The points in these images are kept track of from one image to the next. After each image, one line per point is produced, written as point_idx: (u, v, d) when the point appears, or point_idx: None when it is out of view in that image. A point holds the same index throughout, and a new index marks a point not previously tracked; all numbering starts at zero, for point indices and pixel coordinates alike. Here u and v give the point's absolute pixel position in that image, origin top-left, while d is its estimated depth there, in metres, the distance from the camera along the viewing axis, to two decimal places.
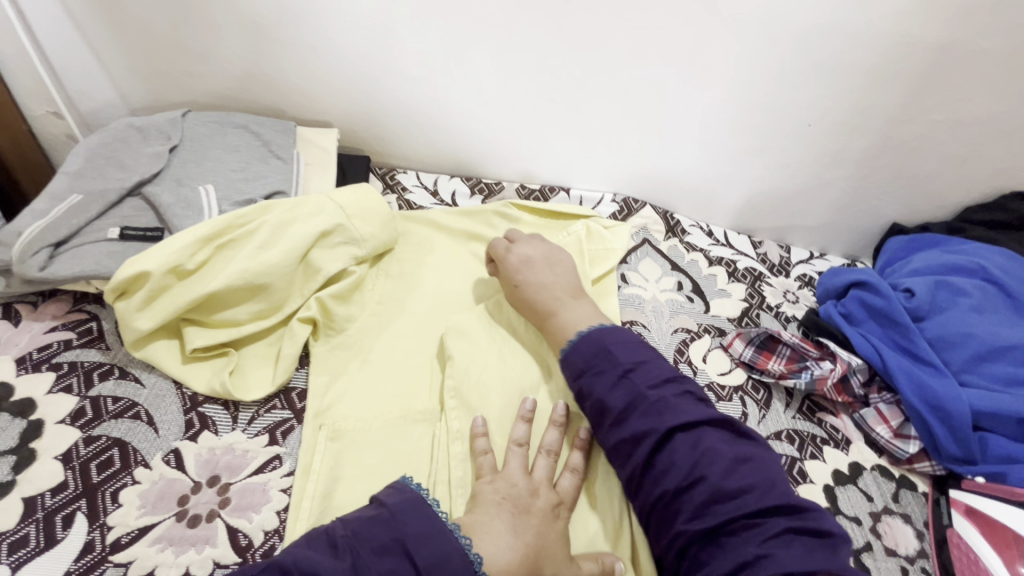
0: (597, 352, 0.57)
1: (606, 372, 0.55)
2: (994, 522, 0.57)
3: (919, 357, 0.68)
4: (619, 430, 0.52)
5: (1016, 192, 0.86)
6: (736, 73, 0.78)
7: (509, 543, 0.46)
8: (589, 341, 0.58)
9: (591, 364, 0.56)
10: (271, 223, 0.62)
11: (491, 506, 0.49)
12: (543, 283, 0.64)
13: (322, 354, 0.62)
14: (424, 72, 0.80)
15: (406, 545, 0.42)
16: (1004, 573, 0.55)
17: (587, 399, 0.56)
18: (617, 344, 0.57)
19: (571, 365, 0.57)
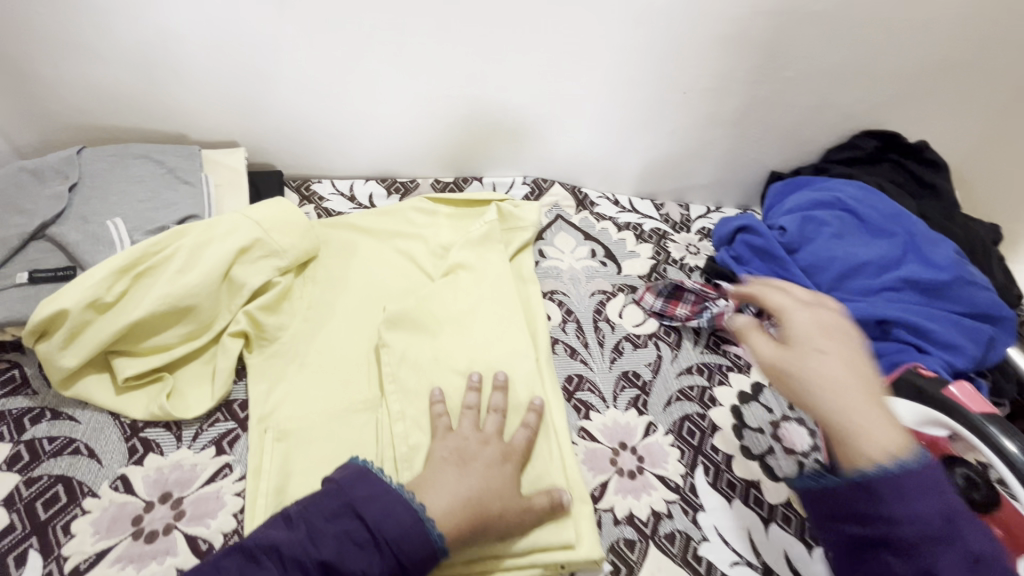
0: (933, 505, 0.41)
1: (932, 525, 0.40)
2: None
3: (796, 283, 0.78)
4: (909, 566, 0.40)
5: (863, 131, 0.99)
6: (613, 51, 0.85)
7: (452, 488, 0.50)
8: (920, 478, 0.41)
9: (914, 502, 0.41)
10: (188, 246, 0.64)
11: (438, 463, 0.53)
12: (828, 381, 0.46)
13: (258, 363, 0.65)
14: (323, 82, 0.83)
15: (355, 509, 0.46)
16: None
17: (867, 526, 0.42)
18: (945, 497, 0.41)
19: (879, 500, 0.42)
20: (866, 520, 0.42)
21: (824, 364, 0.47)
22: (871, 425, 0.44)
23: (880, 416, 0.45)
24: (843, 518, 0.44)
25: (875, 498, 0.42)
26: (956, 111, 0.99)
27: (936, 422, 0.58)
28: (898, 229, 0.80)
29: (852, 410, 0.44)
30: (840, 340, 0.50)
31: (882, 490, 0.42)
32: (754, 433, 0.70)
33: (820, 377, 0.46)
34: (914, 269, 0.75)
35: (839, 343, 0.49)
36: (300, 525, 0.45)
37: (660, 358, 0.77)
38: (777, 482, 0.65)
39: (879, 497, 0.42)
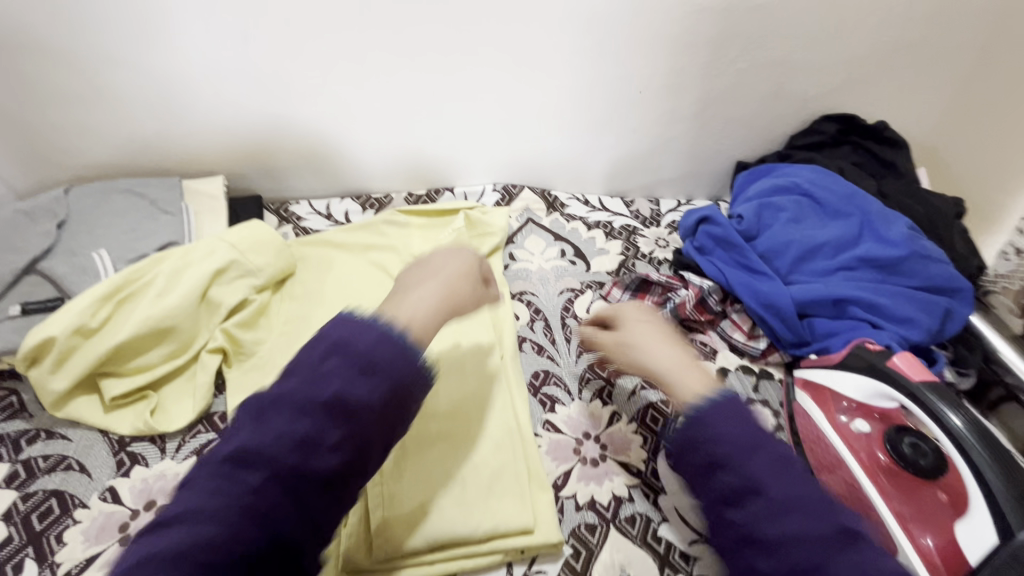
0: (749, 433, 0.43)
1: (769, 453, 0.42)
2: (821, 384, 0.67)
3: (755, 269, 0.80)
4: (776, 521, 0.39)
5: (823, 115, 1.01)
6: (567, 58, 0.89)
7: (425, 301, 0.49)
8: (726, 408, 0.45)
9: (748, 438, 0.43)
10: (166, 271, 0.68)
11: (409, 284, 0.52)
12: (651, 360, 0.55)
13: (237, 377, 0.69)
14: (294, 108, 0.88)
15: (346, 344, 0.41)
16: (829, 424, 0.64)
17: (726, 472, 0.42)
18: (751, 423, 0.44)
19: (714, 430, 0.44)
20: (722, 464, 0.42)
21: (650, 347, 0.57)
22: (693, 373, 0.51)
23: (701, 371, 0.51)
24: (705, 470, 0.43)
25: (711, 433, 0.43)
26: (914, 89, 1.00)
27: (883, 392, 0.61)
28: (853, 209, 0.81)
29: (673, 370, 0.52)
30: (662, 329, 0.60)
31: (707, 438, 0.43)
32: None
33: (643, 345, 0.57)
34: (869, 248, 0.76)
35: (664, 333, 0.59)
36: (245, 429, 0.38)
37: None
38: None
39: (715, 432, 0.44)
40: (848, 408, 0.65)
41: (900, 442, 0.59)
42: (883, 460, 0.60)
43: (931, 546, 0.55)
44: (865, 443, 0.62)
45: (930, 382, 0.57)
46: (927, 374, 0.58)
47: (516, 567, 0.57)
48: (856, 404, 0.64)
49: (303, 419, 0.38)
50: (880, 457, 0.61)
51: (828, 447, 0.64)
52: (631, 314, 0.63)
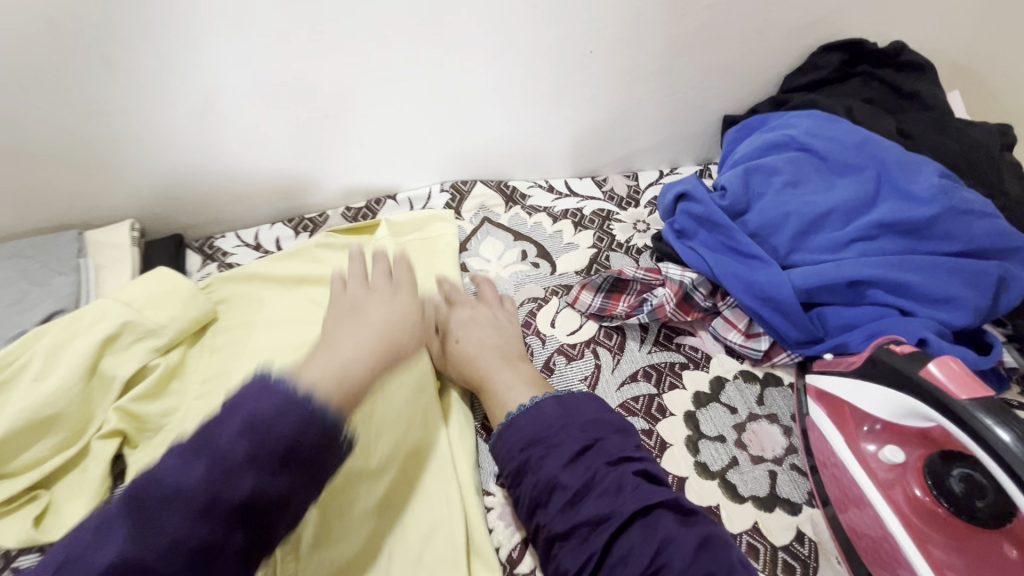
0: (562, 425, 0.51)
1: (560, 448, 0.50)
2: (840, 399, 0.54)
3: (746, 253, 0.65)
4: (564, 510, 0.47)
5: (823, 45, 0.82)
6: (491, 27, 0.74)
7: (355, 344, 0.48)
8: (532, 410, 0.53)
9: (546, 435, 0.51)
10: (45, 350, 0.60)
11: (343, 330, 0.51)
12: (474, 343, 0.63)
13: (142, 459, 0.59)
14: (186, 134, 0.74)
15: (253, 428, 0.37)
16: (849, 453, 0.52)
17: (532, 472, 0.50)
18: (559, 412, 0.52)
19: (518, 434, 0.52)
20: (527, 468, 0.51)
21: (489, 359, 0.61)
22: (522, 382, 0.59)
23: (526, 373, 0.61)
24: (516, 477, 0.51)
25: (515, 434, 0.52)
26: None
27: (914, 411, 0.47)
28: (867, 161, 0.65)
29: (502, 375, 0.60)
30: (499, 333, 0.65)
31: (511, 445, 0.52)
32: (712, 445, 0.58)
33: (471, 330, 0.65)
34: (888, 209, 0.61)
35: (500, 334, 0.65)
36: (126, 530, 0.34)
37: (598, 368, 0.66)
38: (740, 504, 0.53)
39: (514, 440, 0.52)
40: (874, 429, 0.53)
41: (942, 476, 0.48)
42: (919, 498, 0.49)
43: None
44: (895, 476, 0.51)
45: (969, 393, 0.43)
46: (969, 390, 0.43)
47: None
48: (886, 425, 0.52)
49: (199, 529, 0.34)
50: (916, 494, 0.50)
51: (851, 478, 0.51)
52: (484, 299, 0.69)
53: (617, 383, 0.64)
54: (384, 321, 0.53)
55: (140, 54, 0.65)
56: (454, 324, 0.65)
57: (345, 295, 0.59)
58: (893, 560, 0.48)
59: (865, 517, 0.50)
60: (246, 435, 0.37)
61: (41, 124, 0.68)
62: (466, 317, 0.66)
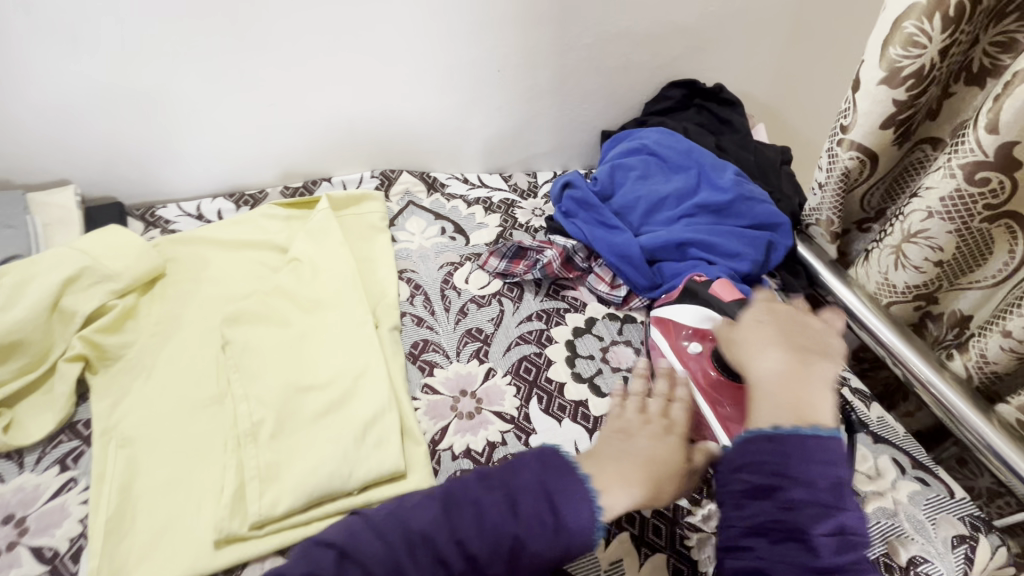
0: (835, 476, 0.50)
1: (829, 499, 0.48)
2: (669, 320, 0.77)
3: (611, 225, 0.88)
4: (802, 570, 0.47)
5: (670, 82, 1.10)
6: (417, 43, 0.92)
7: (623, 468, 0.52)
8: (824, 452, 0.50)
9: (820, 488, 0.49)
10: (9, 286, 0.67)
11: (605, 449, 0.55)
12: (768, 356, 0.58)
13: (104, 382, 0.67)
14: (139, 108, 0.87)
15: (532, 500, 0.48)
16: (671, 351, 0.74)
17: (794, 493, 0.49)
18: (836, 467, 0.50)
19: (791, 467, 0.50)
20: (770, 496, 0.49)
21: (776, 369, 0.57)
22: (791, 401, 0.54)
23: (812, 388, 0.55)
24: (760, 492, 0.50)
25: (788, 463, 0.50)
26: (746, 52, 1.11)
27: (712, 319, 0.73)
28: (692, 163, 0.90)
29: (786, 385, 0.55)
30: (790, 340, 0.60)
31: (783, 465, 0.50)
32: (584, 360, 0.78)
33: (775, 335, 0.61)
34: (704, 195, 0.86)
35: (797, 343, 0.60)
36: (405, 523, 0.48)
37: (502, 312, 0.84)
38: (601, 398, 0.74)
39: (779, 464, 0.50)
40: (687, 335, 0.74)
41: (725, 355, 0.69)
42: (715, 375, 0.69)
43: None
44: (700, 364, 0.71)
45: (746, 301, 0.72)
46: (733, 293, 0.74)
47: None
48: (694, 330, 0.74)
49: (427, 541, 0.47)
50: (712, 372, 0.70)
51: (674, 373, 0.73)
52: (776, 315, 0.63)
53: (516, 322, 0.82)
54: (651, 447, 0.55)
55: (118, 42, 0.80)
56: (753, 313, 0.64)
57: (623, 404, 0.61)
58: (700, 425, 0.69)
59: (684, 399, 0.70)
60: (539, 493, 0.49)
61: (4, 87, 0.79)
62: (756, 333, 0.61)
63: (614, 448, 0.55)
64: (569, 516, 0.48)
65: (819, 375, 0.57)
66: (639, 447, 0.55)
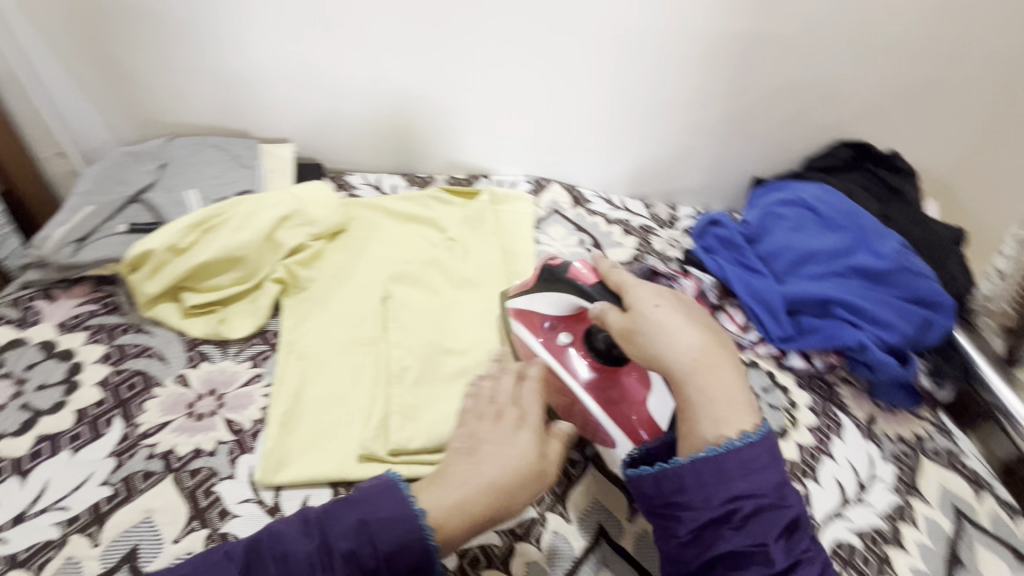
0: (772, 479, 0.54)
1: (774, 510, 0.53)
2: (527, 309, 0.75)
3: (752, 268, 0.88)
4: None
5: (841, 140, 1.08)
6: (601, 67, 1.00)
7: (463, 485, 0.55)
8: (756, 452, 0.54)
9: (755, 493, 0.53)
10: (243, 212, 0.81)
11: (451, 457, 0.58)
12: (682, 351, 0.57)
13: (292, 304, 0.81)
14: (357, 88, 1.02)
15: (371, 529, 0.50)
16: (536, 345, 0.74)
17: (730, 526, 0.53)
18: (769, 472, 0.54)
19: (729, 487, 0.53)
20: (728, 520, 0.53)
21: (690, 365, 0.57)
22: (718, 402, 0.56)
23: (724, 380, 0.57)
24: (707, 528, 0.53)
25: (726, 486, 0.53)
26: (931, 124, 1.06)
27: (570, 302, 0.71)
28: (851, 224, 0.88)
29: (708, 381, 0.57)
30: (697, 326, 0.59)
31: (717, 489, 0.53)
32: None
33: (663, 329, 0.58)
34: (860, 258, 0.84)
35: (693, 322, 0.60)
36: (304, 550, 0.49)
37: None
38: None
39: (720, 491, 0.53)
40: (552, 325, 0.74)
41: (595, 340, 0.71)
42: (591, 361, 0.71)
43: (634, 420, 0.66)
44: (569, 353, 0.72)
45: (604, 284, 0.67)
46: (597, 274, 0.69)
47: None
48: (559, 320, 0.74)
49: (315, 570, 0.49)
50: (589, 358, 0.71)
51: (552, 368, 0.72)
52: (672, 301, 0.61)
53: None
54: (494, 460, 0.57)
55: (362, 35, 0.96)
56: (641, 303, 0.61)
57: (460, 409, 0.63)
58: (585, 417, 0.69)
59: (556, 384, 0.71)
60: (359, 528, 0.50)
61: (267, 56, 0.98)
62: (654, 322, 0.59)
63: (445, 469, 0.57)
64: (388, 543, 0.50)
65: (725, 361, 0.58)
66: (486, 467, 0.56)
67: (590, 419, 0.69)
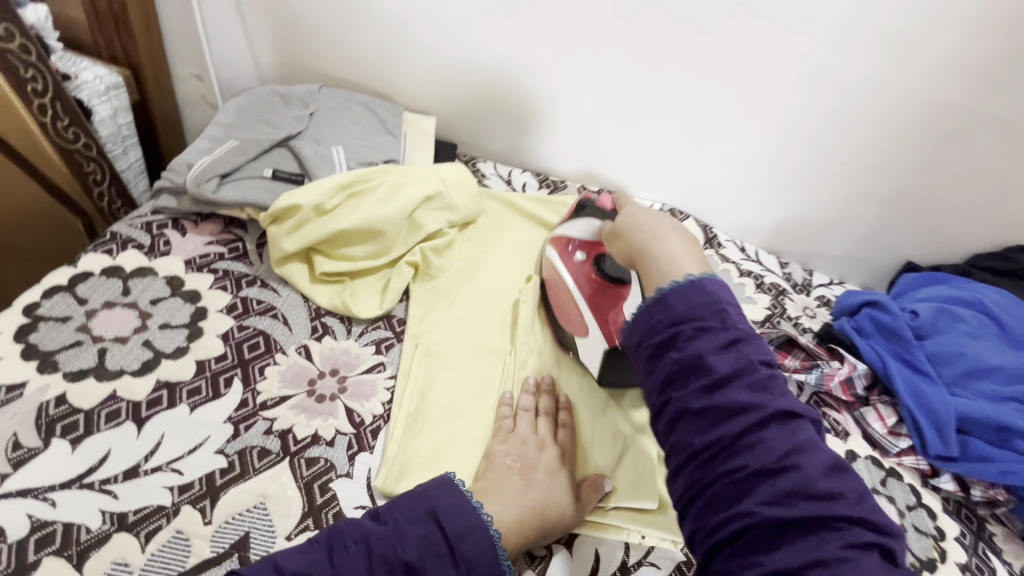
0: (713, 305, 0.45)
1: (715, 331, 0.44)
2: (559, 235, 0.72)
3: (917, 368, 0.79)
4: (715, 395, 0.42)
5: (1019, 245, 0.94)
6: (782, 110, 0.90)
7: (518, 503, 0.53)
8: (702, 289, 0.46)
9: (696, 317, 0.45)
10: (390, 182, 0.75)
11: (500, 473, 0.56)
12: (655, 237, 0.54)
13: (419, 292, 0.75)
14: (516, 74, 0.95)
15: (437, 516, 0.48)
16: (559, 266, 0.71)
17: (677, 349, 0.44)
18: (723, 301, 0.46)
19: (671, 317, 0.46)
20: (673, 345, 0.45)
21: (659, 241, 0.53)
22: (675, 264, 0.51)
23: (688, 251, 0.52)
24: (652, 360, 0.46)
25: (668, 316, 0.46)
26: None
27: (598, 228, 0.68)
28: None
29: (670, 250, 0.52)
30: (673, 220, 0.57)
31: (661, 318, 0.46)
32: None
33: (641, 221, 0.57)
34: None
35: (673, 217, 0.58)
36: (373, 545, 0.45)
37: None
38: None
39: (662, 314, 0.46)
40: (575, 248, 0.70)
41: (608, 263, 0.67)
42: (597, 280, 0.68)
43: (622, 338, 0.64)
44: (583, 271, 0.68)
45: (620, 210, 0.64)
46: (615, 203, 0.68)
47: (632, 551, 0.57)
48: (583, 243, 0.70)
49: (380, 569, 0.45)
50: (595, 277, 0.68)
51: (564, 285, 0.70)
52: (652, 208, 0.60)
53: None
54: (545, 489, 0.56)
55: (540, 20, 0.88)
56: (625, 206, 0.61)
57: (503, 430, 0.61)
58: (580, 327, 0.68)
59: (563, 296, 0.70)
60: (431, 518, 0.48)
61: (435, 24, 0.92)
62: (632, 218, 0.58)
63: (492, 483, 0.55)
64: (456, 528, 0.48)
65: (695, 244, 0.54)
66: (534, 492, 0.55)
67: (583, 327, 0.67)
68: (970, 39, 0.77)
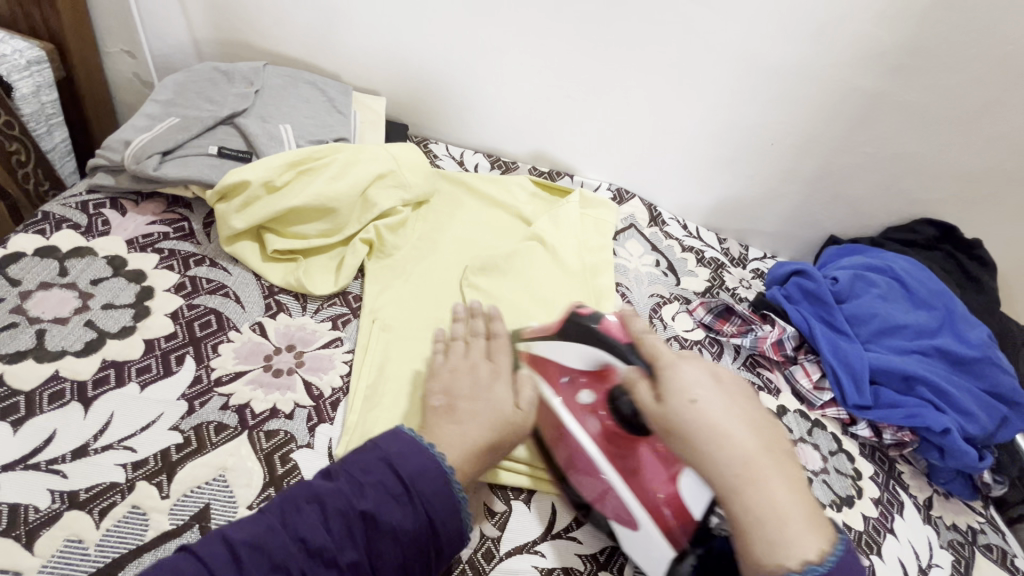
0: None
1: None
2: (544, 358, 0.63)
3: (837, 328, 0.87)
4: None
5: (924, 218, 1.05)
6: (716, 93, 0.95)
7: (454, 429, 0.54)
8: None
9: None
10: (341, 159, 0.75)
11: (436, 406, 0.57)
12: (735, 457, 0.47)
13: (374, 269, 0.75)
14: (464, 55, 0.96)
15: (391, 462, 0.49)
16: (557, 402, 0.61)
17: None
18: None
19: None
20: None
21: (742, 469, 0.46)
22: (778, 521, 0.44)
23: (781, 489, 0.46)
24: None
25: None
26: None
27: (601, 358, 0.61)
28: (939, 304, 0.88)
29: (763, 489, 0.45)
30: (737, 407, 0.50)
31: None
32: None
33: (711, 425, 0.48)
34: (945, 341, 0.84)
35: (737, 399, 0.51)
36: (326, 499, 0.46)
37: None
38: None
39: None
40: (577, 381, 0.62)
41: (620, 401, 0.58)
42: (612, 425, 0.59)
43: (659, 497, 0.54)
44: (594, 416, 0.59)
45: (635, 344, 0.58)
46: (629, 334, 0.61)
47: None
48: (584, 376, 0.62)
49: (333, 521, 0.45)
50: (610, 421, 0.59)
51: (574, 440, 0.59)
52: (712, 384, 0.52)
53: None
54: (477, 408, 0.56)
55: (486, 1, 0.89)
56: (677, 390, 0.51)
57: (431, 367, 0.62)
58: (598, 488, 0.57)
59: (578, 456, 0.58)
60: (387, 466, 0.49)
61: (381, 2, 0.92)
62: (690, 406, 0.50)
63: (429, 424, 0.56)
64: (410, 471, 0.49)
65: (779, 457, 0.48)
66: (463, 416, 0.55)
67: (599, 482, 0.57)
68: (877, 27, 0.85)
